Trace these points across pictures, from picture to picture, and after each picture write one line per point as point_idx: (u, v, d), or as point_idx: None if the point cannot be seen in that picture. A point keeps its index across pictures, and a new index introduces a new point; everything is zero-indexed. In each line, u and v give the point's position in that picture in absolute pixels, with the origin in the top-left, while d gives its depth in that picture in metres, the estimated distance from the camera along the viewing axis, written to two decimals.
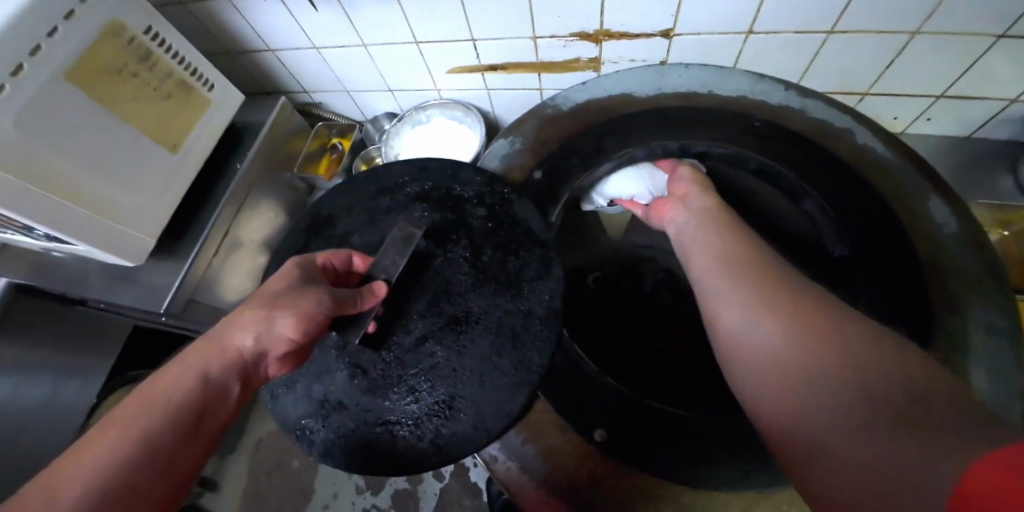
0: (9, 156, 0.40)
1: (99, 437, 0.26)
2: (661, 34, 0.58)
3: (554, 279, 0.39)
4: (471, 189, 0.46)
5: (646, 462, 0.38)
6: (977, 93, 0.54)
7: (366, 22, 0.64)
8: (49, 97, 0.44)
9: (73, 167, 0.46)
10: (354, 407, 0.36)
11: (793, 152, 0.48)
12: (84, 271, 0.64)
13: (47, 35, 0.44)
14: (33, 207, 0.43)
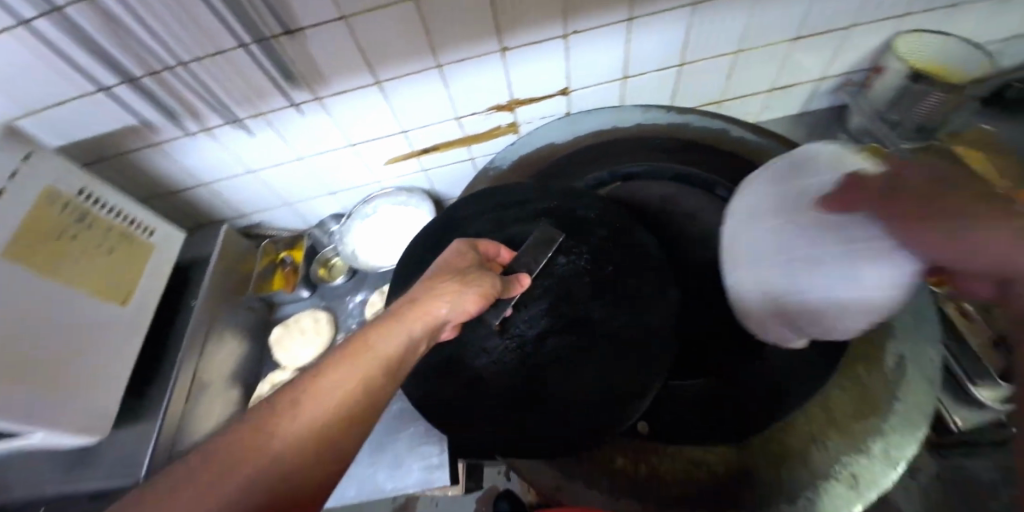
0: None
1: (317, 380, 0.26)
2: (560, 93, 0.70)
3: (669, 300, 0.42)
4: (594, 210, 0.48)
5: (665, 437, 0.46)
6: (795, 80, 0.74)
7: (303, 138, 0.69)
8: None
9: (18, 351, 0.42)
10: (458, 385, 0.40)
11: (694, 158, 0.60)
12: (23, 473, 0.55)
13: None
14: None
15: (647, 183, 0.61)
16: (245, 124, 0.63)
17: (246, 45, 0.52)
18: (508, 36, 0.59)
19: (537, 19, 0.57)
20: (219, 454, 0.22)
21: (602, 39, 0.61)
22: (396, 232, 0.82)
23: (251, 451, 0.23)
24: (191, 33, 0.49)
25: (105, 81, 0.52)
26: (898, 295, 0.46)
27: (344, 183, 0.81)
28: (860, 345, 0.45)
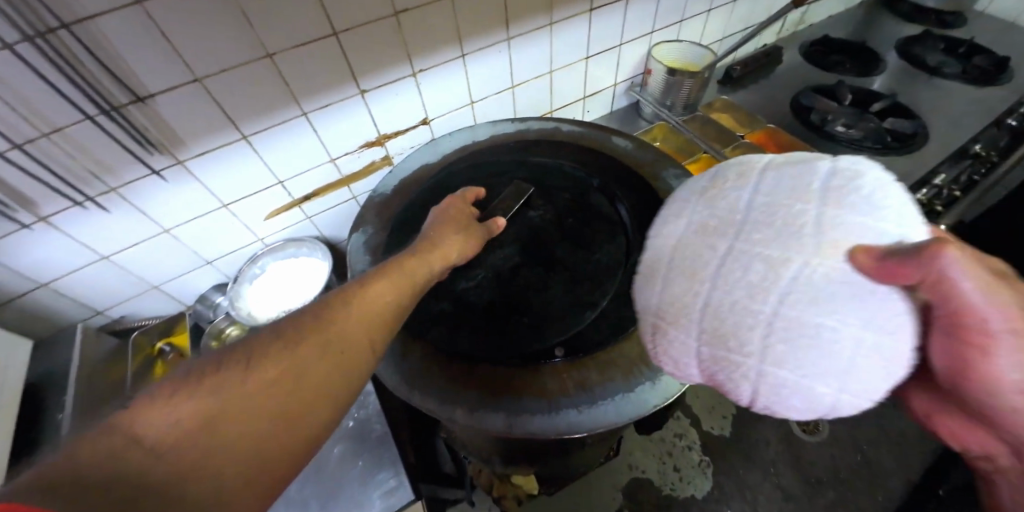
0: None
1: (359, 298, 0.37)
2: (421, 123, 0.80)
3: (583, 241, 0.59)
4: (546, 176, 0.69)
5: (591, 349, 0.50)
6: (597, 88, 0.99)
7: (163, 209, 0.65)
8: None
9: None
10: (433, 327, 0.52)
11: (547, 148, 0.74)
12: None
13: None
14: None
15: (520, 167, 0.71)
16: (96, 202, 0.60)
17: (94, 116, 0.53)
18: (365, 80, 0.68)
19: (382, 63, 0.68)
20: (194, 392, 0.27)
21: (443, 74, 0.75)
22: (293, 283, 0.80)
23: (237, 397, 0.28)
24: (15, 107, 0.48)
25: None
26: None
27: (220, 248, 0.76)
28: None
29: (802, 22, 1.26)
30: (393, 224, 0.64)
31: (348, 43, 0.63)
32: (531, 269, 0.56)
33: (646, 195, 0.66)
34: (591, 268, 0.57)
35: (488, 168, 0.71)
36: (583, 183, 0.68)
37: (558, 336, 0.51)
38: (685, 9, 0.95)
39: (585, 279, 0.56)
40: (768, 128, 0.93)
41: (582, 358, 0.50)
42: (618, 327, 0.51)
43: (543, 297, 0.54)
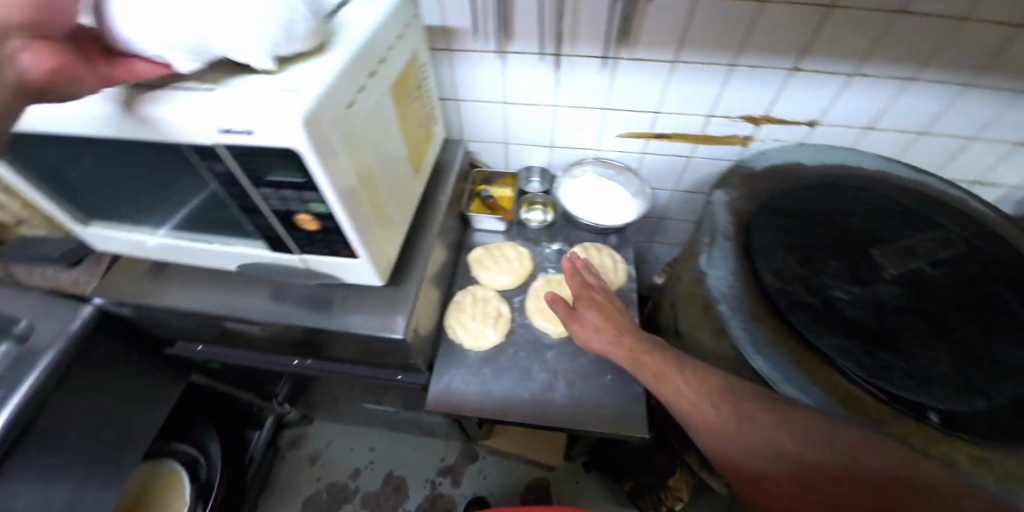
0: (354, 149, 0.43)
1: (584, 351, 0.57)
2: (806, 123, 0.76)
3: (989, 325, 0.51)
4: (949, 237, 0.60)
5: (980, 436, 0.44)
6: (996, 180, 0.83)
7: (570, 87, 0.74)
8: (378, 101, 0.47)
9: (370, 165, 0.48)
10: (796, 311, 0.52)
11: (949, 212, 0.65)
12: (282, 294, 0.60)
13: (388, 50, 0.49)
14: (353, 200, 0.44)
15: (915, 213, 0.63)
16: (544, 58, 0.70)
17: None
18: (805, 60, 0.66)
19: (838, 51, 0.65)
20: None
21: (873, 88, 0.69)
22: (604, 200, 0.84)
23: None
24: None
25: None
26: None
27: (565, 139, 0.85)
28: None
29: None
30: (767, 202, 0.63)
31: (831, 20, 0.61)
32: (919, 318, 0.51)
33: None
34: (994, 357, 0.49)
35: (877, 197, 0.65)
36: (994, 266, 0.58)
37: (938, 400, 0.45)
38: None
39: (986, 363, 0.48)
40: None
41: (961, 435, 0.44)
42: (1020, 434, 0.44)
43: (929, 353, 0.49)
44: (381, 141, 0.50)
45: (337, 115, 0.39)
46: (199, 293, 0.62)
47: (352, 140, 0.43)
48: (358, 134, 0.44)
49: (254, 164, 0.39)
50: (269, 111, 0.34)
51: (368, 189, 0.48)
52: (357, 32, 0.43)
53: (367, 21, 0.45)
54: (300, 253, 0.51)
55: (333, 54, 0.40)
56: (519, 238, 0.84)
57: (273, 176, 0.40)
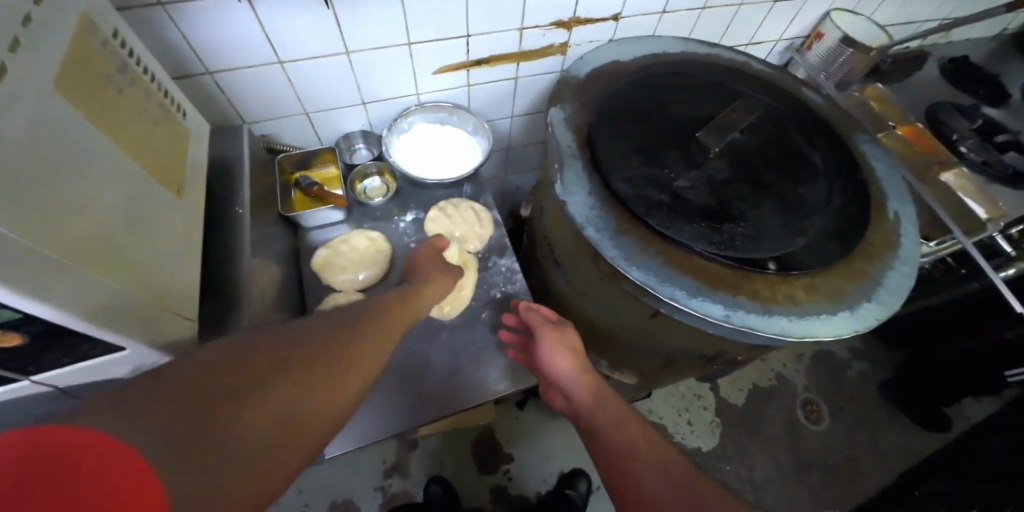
0: (45, 206, 0.26)
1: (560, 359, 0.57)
2: (611, 18, 0.76)
3: (784, 171, 0.59)
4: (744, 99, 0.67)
5: (798, 267, 0.52)
6: (761, 39, 0.96)
7: (355, 24, 0.59)
8: (44, 112, 0.29)
9: (87, 218, 0.30)
10: (647, 212, 0.53)
11: (738, 77, 0.72)
12: None
13: (22, 23, 0.29)
14: (69, 283, 0.28)
15: (714, 86, 0.68)
16: None
17: None
18: None
19: None
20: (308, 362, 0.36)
21: None
22: (445, 150, 0.76)
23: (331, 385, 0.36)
24: None
25: None
26: (884, 173, 0.65)
27: (379, 92, 0.72)
28: (876, 203, 0.60)
29: (941, 35, 1.26)
30: (601, 111, 0.62)
31: None
32: (738, 183, 0.57)
33: (843, 147, 0.65)
34: (794, 196, 0.57)
35: (682, 79, 0.69)
36: (778, 116, 0.66)
37: (773, 250, 0.52)
38: None
39: (790, 204, 0.56)
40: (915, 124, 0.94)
41: (791, 272, 0.51)
42: (820, 254, 0.53)
43: (756, 210, 0.54)
44: (95, 173, 0.32)
45: None
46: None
47: (20, 200, 0.25)
48: (33, 183, 0.26)
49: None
50: None
51: (97, 255, 0.30)
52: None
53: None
54: (29, 377, 0.33)
55: None
56: (367, 220, 0.73)
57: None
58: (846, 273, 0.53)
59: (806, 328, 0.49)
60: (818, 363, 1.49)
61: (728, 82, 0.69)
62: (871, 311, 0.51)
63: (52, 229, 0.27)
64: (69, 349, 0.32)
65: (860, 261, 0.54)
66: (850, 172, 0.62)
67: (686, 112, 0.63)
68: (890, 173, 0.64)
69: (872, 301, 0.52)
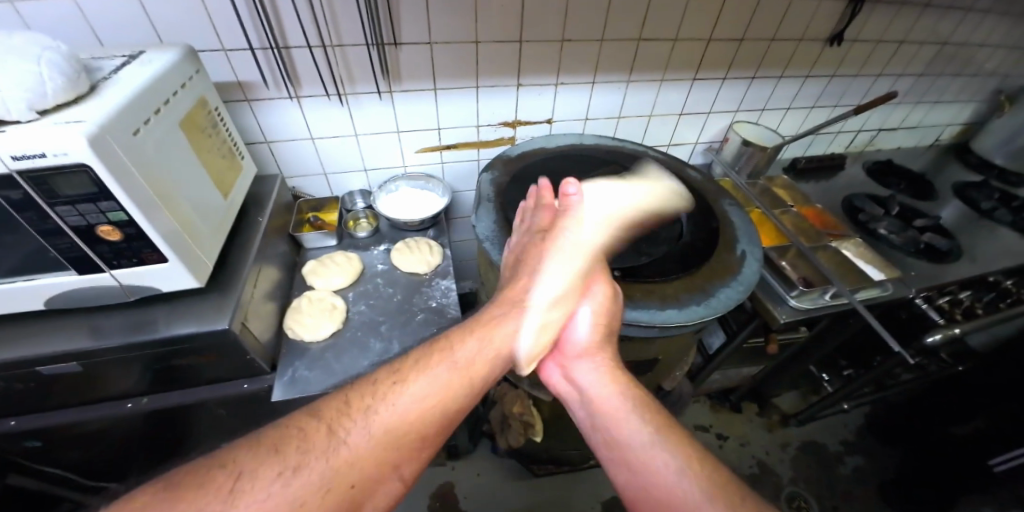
0: (150, 170, 0.54)
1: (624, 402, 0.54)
2: (545, 122, 1.07)
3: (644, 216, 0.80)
4: (629, 170, 0.90)
5: (639, 277, 0.70)
6: (679, 142, 1.24)
7: (364, 118, 0.94)
8: (168, 133, 0.59)
9: (174, 187, 0.59)
10: None
11: (631, 159, 0.97)
12: (93, 326, 0.64)
13: (172, 94, 0.61)
14: (153, 208, 0.54)
15: (606, 162, 0.93)
16: (333, 99, 0.88)
17: (371, 44, 0.81)
18: (523, 77, 0.96)
19: (538, 70, 0.96)
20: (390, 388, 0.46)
21: (576, 90, 1.02)
22: (418, 203, 1.04)
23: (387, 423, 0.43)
24: (331, 27, 0.78)
25: (256, 44, 0.77)
26: (737, 225, 0.84)
27: (377, 163, 1.04)
28: (722, 243, 0.79)
29: (868, 144, 1.48)
30: (516, 173, 0.88)
31: (525, 49, 0.91)
32: None
33: (702, 206, 0.86)
34: (646, 233, 0.77)
35: (587, 157, 0.95)
36: (654, 182, 0.89)
37: (618, 263, 0.71)
38: (767, 100, 1.21)
39: (641, 237, 0.76)
40: (816, 206, 1.13)
41: (631, 280, 0.69)
42: (659, 271, 0.71)
43: (611, 238, 0.74)
44: (183, 166, 0.61)
45: (126, 142, 0.50)
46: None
47: (139, 161, 0.52)
48: (151, 158, 0.55)
49: (47, 184, 0.47)
50: (53, 136, 0.44)
51: (168, 201, 0.57)
52: (137, 79, 0.56)
53: (144, 73, 0.58)
54: (108, 268, 0.57)
55: (108, 98, 0.51)
56: (351, 247, 0.98)
57: (68, 192, 0.48)
58: (679, 284, 0.70)
59: (634, 315, 0.65)
60: (805, 455, 1.43)
61: (620, 160, 0.95)
62: (700, 311, 0.66)
63: (149, 178, 0.54)
64: (140, 254, 0.56)
65: (693, 279, 0.71)
66: (704, 222, 0.82)
67: (579, 177, 0.87)
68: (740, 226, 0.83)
69: (698, 305, 0.67)
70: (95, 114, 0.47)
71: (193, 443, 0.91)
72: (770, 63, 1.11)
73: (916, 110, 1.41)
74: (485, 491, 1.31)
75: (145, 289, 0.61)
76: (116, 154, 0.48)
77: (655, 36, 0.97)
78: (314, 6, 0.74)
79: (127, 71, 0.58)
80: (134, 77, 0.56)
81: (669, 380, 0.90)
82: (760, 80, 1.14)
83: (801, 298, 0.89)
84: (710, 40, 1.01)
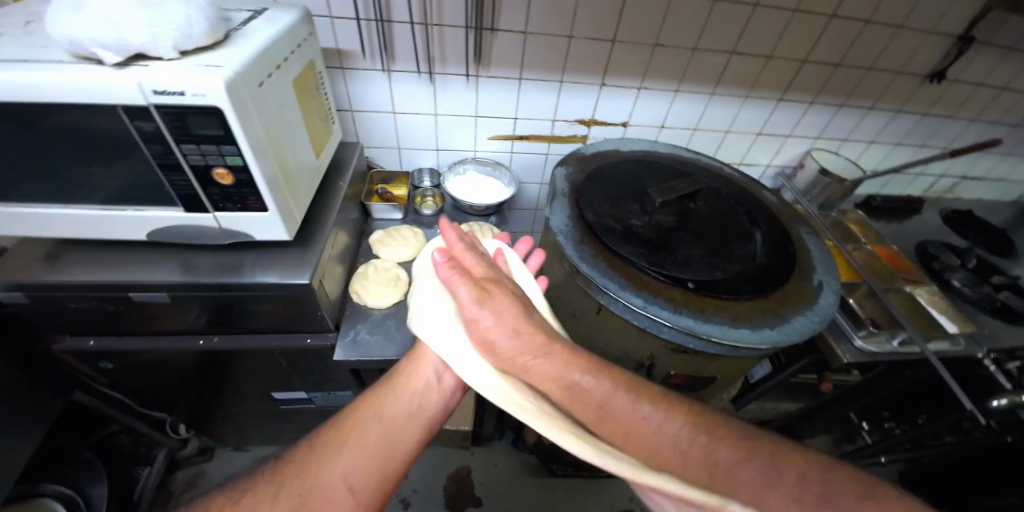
0: (268, 123, 0.56)
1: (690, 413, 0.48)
2: (620, 124, 1.06)
3: (721, 233, 0.79)
4: (707, 184, 0.89)
5: (715, 292, 0.68)
6: (750, 162, 1.20)
7: (447, 99, 0.95)
8: (284, 88, 0.61)
9: (282, 141, 0.61)
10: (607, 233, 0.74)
11: (706, 173, 0.96)
12: (187, 261, 0.67)
13: (291, 51, 0.63)
14: (265, 159, 0.56)
15: (682, 173, 0.91)
16: (421, 76, 0.90)
17: (469, 28, 0.82)
18: (608, 77, 0.96)
19: (625, 72, 0.95)
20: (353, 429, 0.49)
21: (657, 98, 1.01)
22: (483, 188, 1.04)
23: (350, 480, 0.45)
24: (435, 7, 0.79)
25: (363, 15, 0.79)
26: (815, 254, 0.81)
27: (450, 145, 1.05)
28: (799, 270, 0.76)
29: (947, 191, 1.40)
30: (592, 172, 0.88)
31: (617, 49, 0.91)
32: (678, 231, 0.77)
33: (779, 231, 0.83)
34: (722, 249, 0.76)
35: (663, 166, 0.93)
36: (731, 200, 0.87)
37: (693, 274, 0.69)
38: (851, 131, 1.16)
39: (717, 252, 0.75)
40: (891, 247, 1.07)
41: (708, 294, 0.68)
42: (735, 288, 0.69)
43: (686, 250, 0.73)
44: (290, 123, 0.63)
45: (253, 91, 0.52)
46: (90, 273, 0.64)
47: (261, 112, 0.54)
48: (269, 111, 0.57)
49: (181, 122, 0.50)
50: (197, 77, 0.46)
51: (276, 154, 0.59)
52: (266, 33, 0.58)
53: (271, 28, 0.60)
54: (213, 210, 0.59)
55: (241, 47, 0.53)
56: (416, 223, 1.00)
57: (195, 132, 0.51)
58: (754, 304, 0.68)
59: (707, 329, 0.64)
60: None
61: (697, 173, 0.94)
62: (772, 336, 0.65)
63: (266, 130, 0.56)
64: (245, 202, 0.58)
65: (768, 301, 0.69)
66: (781, 246, 0.80)
67: (654, 184, 0.86)
68: (818, 255, 0.81)
69: (772, 329, 0.66)
70: (232, 62, 0.49)
71: (245, 389, 0.95)
72: (861, 93, 1.06)
73: (1007, 161, 1.33)
74: (500, 481, 1.32)
75: (241, 236, 0.63)
76: (243, 103, 0.50)
77: (750, 52, 0.95)
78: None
79: (256, 24, 0.60)
80: (263, 30, 0.59)
81: (715, 401, 0.88)
82: (849, 108, 1.10)
83: (869, 339, 0.86)
84: (804, 61, 0.98)
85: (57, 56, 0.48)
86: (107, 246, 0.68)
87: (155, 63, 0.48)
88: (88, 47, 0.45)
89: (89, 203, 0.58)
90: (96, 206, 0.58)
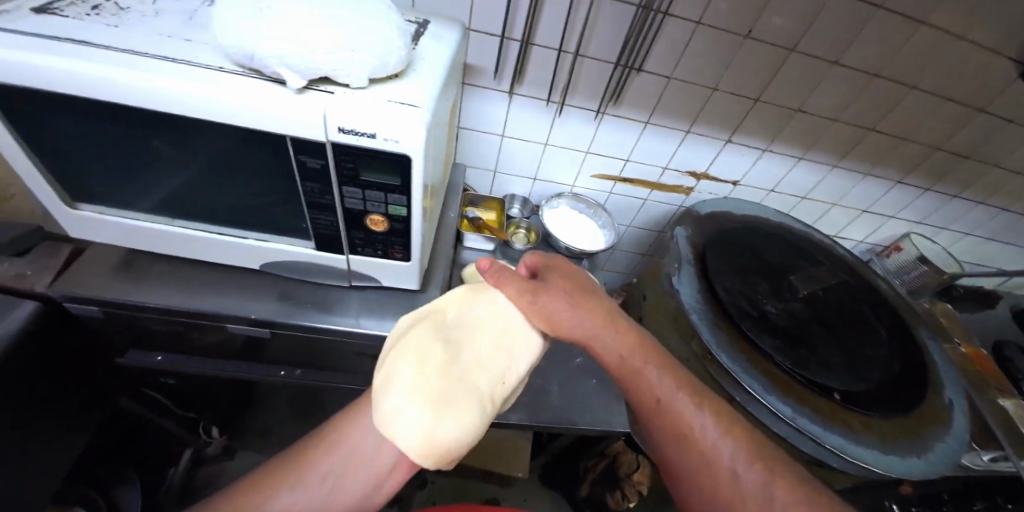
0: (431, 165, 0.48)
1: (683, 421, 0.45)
2: (730, 182, 1.00)
3: (853, 331, 0.74)
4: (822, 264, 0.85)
5: (861, 406, 0.63)
6: (843, 235, 1.15)
7: (562, 132, 0.87)
8: (443, 122, 0.53)
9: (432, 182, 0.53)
10: (745, 319, 0.68)
11: (816, 246, 0.91)
12: (287, 294, 0.60)
13: (453, 78, 0.54)
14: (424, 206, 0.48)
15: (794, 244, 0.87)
16: (546, 106, 0.82)
17: (617, 64, 0.74)
18: (736, 135, 0.89)
19: (754, 132, 0.89)
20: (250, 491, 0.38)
21: (776, 161, 0.95)
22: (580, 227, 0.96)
23: None
24: (587, 38, 0.71)
25: (507, 34, 0.71)
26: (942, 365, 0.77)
27: (549, 176, 0.97)
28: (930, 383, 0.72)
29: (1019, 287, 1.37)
30: (715, 239, 0.81)
31: (757, 108, 0.84)
32: (812, 323, 0.71)
33: (903, 331, 0.79)
34: (857, 351, 0.70)
35: (778, 235, 0.88)
36: (848, 282, 0.83)
37: (839, 382, 0.64)
38: (953, 221, 1.11)
39: (855, 354, 0.69)
40: (981, 349, 1.04)
41: (855, 408, 0.62)
42: (878, 402, 0.64)
43: (825, 350, 0.68)
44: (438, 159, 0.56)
45: (434, 132, 0.44)
46: (182, 296, 0.57)
47: (432, 154, 0.46)
48: (435, 151, 0.49)
49: (355, 163, 0.42)
50: (397, 121, 0.38)
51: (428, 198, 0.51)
52: (441, 57, 0.50)
53: (443, 51, 0.51)
54: (348, 253, 0.51)
55: (426, 77, 0.45)
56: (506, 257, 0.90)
57: (367, 176, 0.43)
58: (898, 424, 0.64)
59: (858, 452, 0.59)
60: None
61: (805, 244, 0.89)
62: (920, 467, 0.61)
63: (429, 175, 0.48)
64: (388, 250, 0.51)
65: (909, 422, 0.65)
66: (910, 353, 0.75)
67: (776, 259, 0.81)
68: (946, 367, 0.76)
69: (919, 457, 0.61)
70: (426, 101, 0.41)
71: None
72: (977, 186, 1.02)
73: None
74: None
75: (367, 279, 0.55)
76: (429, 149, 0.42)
77: (887, 131, 0.89)
78: (584, 13, 0.68)
79: (426, 42, 0.51)
80: (436, 52, 0.50)
81: None
82: (960, 200, 1.05)
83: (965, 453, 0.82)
84: (937, 150, 0.93)
85: (216, 62, 0.39)
86: (196, 263, 0.62)
87: (339, 90, 0.40)
88: (272, 67, 0.37)
89: (202, 227, 0.52)
90: (209, 229, 0.51)
